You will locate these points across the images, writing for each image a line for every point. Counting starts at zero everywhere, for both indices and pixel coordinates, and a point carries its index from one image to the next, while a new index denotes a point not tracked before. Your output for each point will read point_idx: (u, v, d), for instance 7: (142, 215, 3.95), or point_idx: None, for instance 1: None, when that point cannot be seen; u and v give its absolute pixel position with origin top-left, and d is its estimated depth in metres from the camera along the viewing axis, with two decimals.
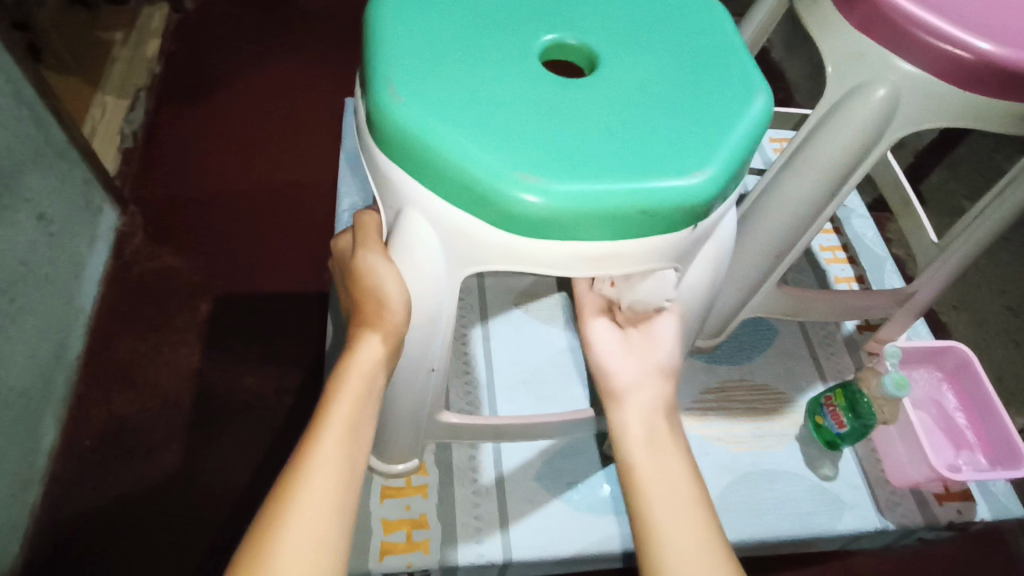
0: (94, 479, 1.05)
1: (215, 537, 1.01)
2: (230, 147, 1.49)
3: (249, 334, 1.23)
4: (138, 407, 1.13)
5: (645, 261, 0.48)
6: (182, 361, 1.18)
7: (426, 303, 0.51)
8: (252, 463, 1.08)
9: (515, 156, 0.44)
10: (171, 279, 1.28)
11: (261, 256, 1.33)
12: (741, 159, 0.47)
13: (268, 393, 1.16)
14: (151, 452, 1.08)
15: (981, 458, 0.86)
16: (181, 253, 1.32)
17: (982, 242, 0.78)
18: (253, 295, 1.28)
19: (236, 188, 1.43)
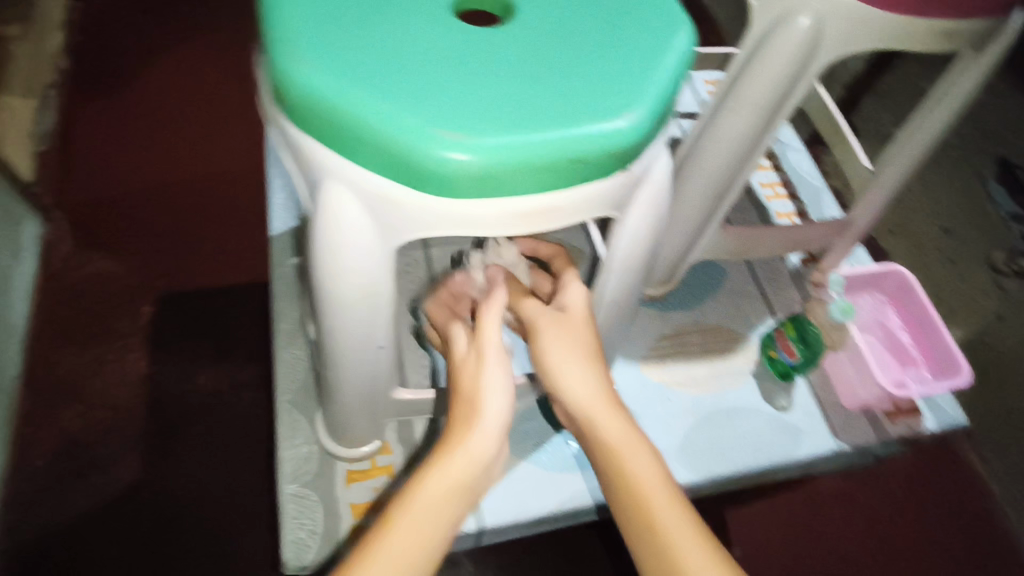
0: (50, 500, 1.01)
1: (187, 541, 0.99)
2: (152, 139, 1.41)
3: (198, 333, 1.18)
4: (87, 421, 1.08)
5: (582, 211, 0.47)
6: (129, 368, 1.14)
7: (359, 280, 0.48)
8: (217, 463, 1.05)
9: (433, 113, 0.41)
10: (105, 284, 1.21)
11: (200, 250, 1.27)
12: (668, 96, 0.46)
13: (226, 390, 1.13)
14: (108, 465, 1.05)
15: (926, 372, 0.89)
16: (113, 256, 1.24)
17: (911, 163, 0.79)
18: (196, 292, 1.22)
19: (164, 181, 1.35)
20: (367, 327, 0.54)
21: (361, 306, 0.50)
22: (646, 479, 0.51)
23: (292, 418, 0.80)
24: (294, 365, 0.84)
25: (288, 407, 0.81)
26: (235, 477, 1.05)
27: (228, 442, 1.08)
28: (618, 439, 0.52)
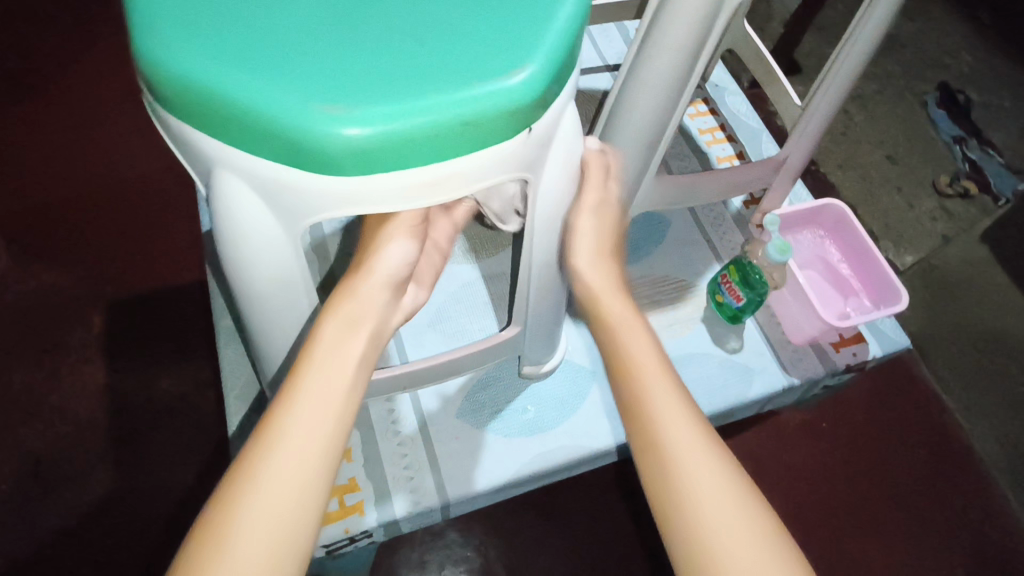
0: (25, 517, 1.03)
1: (170, 540, 1.02)
2: (79, 137, 1.34)
3: (156, 336, 1.17)
4: (51, 437, 1.09)
5: (488, 176, 0.46)
6: (88, 379, 1.13)
7: (270, 267, 0.47)
8: (190, 463, 1.07)
9: (314, 91, 0.39)
10: (51, 297, 1.19)
11: (144, 252, 1.23)
12: (562, 50, 0.44)
13: (191, 390, 1.13)
14: (80, 477, 1.06)
15: (866, 301, 0.92)
16: (54, 268, 1.21)
17: (841, 93, 0.80)
18: (147, 295, 1.20)
19: (97, 181, 1.29)
20: (291, 313, 0.53)
21: (275, 291, 0.49)
22: (668, 411, 0.54)
23: (242, 415, 0.79)
24: (239, 362, 0.82)
25: (238, 403, 0.80)
26: (208, 478, 1.06)
27: (199, 442, 1.09)
28: (638, 366, 0.56)
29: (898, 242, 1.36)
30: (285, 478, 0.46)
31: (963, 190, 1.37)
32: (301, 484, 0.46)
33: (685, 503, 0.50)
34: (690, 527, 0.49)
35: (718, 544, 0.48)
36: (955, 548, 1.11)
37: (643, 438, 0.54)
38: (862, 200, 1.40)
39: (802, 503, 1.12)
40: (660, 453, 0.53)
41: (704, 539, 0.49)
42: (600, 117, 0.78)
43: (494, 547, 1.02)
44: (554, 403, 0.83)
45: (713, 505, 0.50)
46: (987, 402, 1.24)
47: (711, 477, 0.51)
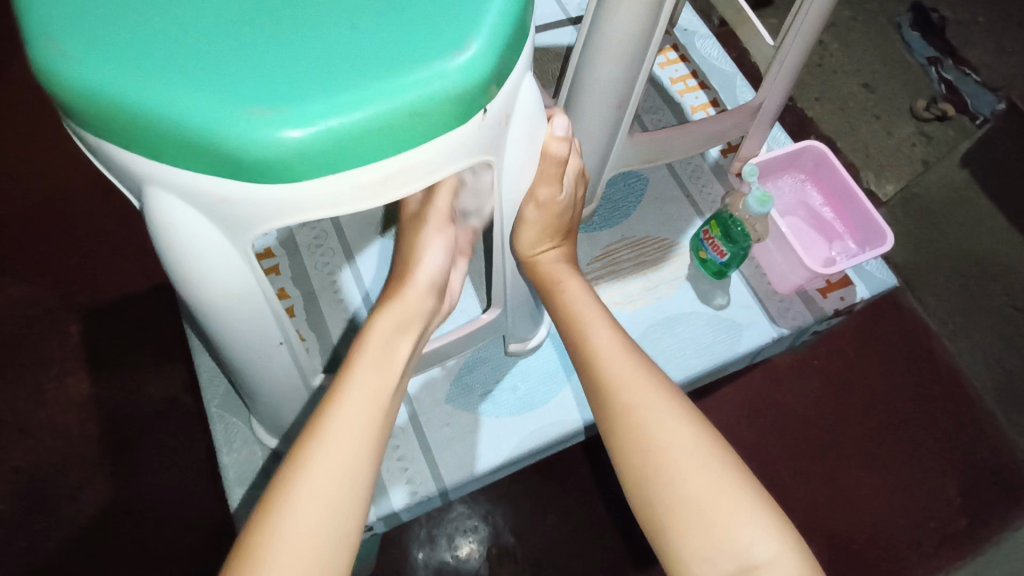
0: (26, 536, 1.02)
1: (177, 543, 1.01)
2: (27, 139, 1.26)
3: (136, 341, 1.13)
4: (42, 453, 1.06)
5: (444, 167, 0.43)
6: (73, 390, 1.10)
7: (226, 282, 0.45)
8: (186, 466, 1.06)
9: (239, 94, 0.36)
10: (22, 311, 1.15)
11: (113, 255, 1.18)
12: (510, 21, 0.41)
13: (181, 392, 1.11)
14: (77, 490, 1.04)
15: (851, 244, 0.90)
16: (20, 281, 1.16)
17: (815, 29, 0.76)
18: (122, 300, 1.16)
19: (52, 185, 1.23)
20: (258, 325, 0.51)
21: (235, 304, 0.47)
22: (608, 346, 0.58)
23: (226, 423, 0.77)
24: (215, 370, 0.80)
25: (221, 411, 0.78)
26: (208, 477, 1.06)
27: (193, 444, 1.08)
28: (580, 317, 0.61)
29: (879, 171, 1.33)
30: (325, 493, 0.48)
31: (941, 113, 1.36)
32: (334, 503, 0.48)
33: (637, 424, 0.54)
34: (642, 446, 0.53)
35: (670, 453, 0.52)
36: (949, 472, 1.13)
37: (589, 373, 0.58)
38: (842, 131, 1.37)
39: (800, 441, 1.13)
40: (604, 381, 0.56)
41: (655, 453, 0.52)
42: (565, 80, 0.74)
43: (502, 513, 1.03)
44: (545, 377, 0.82)
45: (658, 420, 0.53)
46: (975, 326, 1.24)
47: (655, 398, 0.55)
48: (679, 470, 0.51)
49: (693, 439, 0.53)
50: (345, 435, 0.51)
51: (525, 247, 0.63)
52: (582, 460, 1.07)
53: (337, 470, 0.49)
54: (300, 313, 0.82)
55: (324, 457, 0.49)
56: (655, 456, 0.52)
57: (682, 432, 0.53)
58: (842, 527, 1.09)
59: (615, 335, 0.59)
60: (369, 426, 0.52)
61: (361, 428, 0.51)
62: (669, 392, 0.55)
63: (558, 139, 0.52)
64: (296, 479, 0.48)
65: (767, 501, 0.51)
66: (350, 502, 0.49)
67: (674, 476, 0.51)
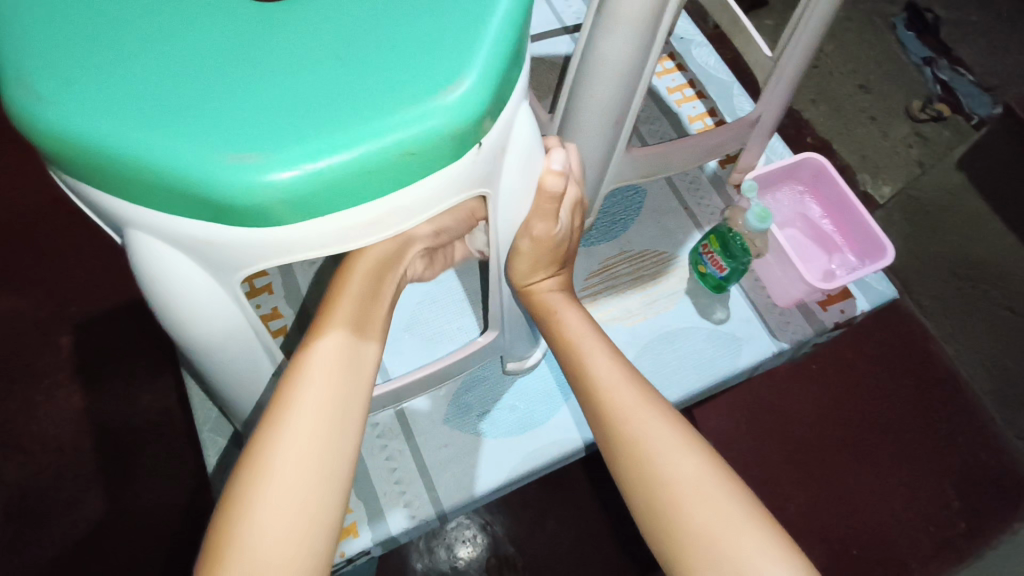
0: (17, 554, 1.00)
1: (171, 559, 1.00)
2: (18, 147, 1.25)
3: (130, 352, 1.12)
4: (34, 468, 1.05)
5: (438, 204, 0.42)
6: (66, 404, 1.09)
7: (214, 320, 0.44)
8: (181, 480, 1.05)
9: (224, 138, 0.35)
10: (15, 322, 1.13)
11: (106, 265, 1.17)
12: (504, 54, 0.40)
13: (175, 404, 1.09)
14: (70, 506, 1.02)
15: (851, 256, 0.89)
16: (11, 291, 1.15)
17: (813, 42, 0.76)
18: (114, 311, 1.14)
19: (45, 195, 1.21)
20: (248, 360, 0.50)
21: (223, 340, 0.46)
22: (611, 377, 0.57)
23: (219, 447, 0.76)
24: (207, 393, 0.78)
25: (213, 435, 0.76)
26: (202, 491, 1.04)
27: (188, 457, 1.06)
28: (577, 344, 0.60)
29: (876, 173, 1.32)
30: (306, 447, 0.46)
31: (936, 113, 1.35)
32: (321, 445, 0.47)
33: (642, 456, 0.53)
34: (650, 481, 0.52)
35: (678, 487, 0.51)
36: (950, 479, 1.12)
37: (591, 408, 0.57)
38: (837, 132, 1.36)
39: (799, 446, 1.13)
40: (606, 415, 0.55)
41: (663, 488, 0.51)
42: (560, 99, 0.73)
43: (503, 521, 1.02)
44: (543, 395, 0.81)
45: (663, 452, 0.52)
46: (973, 330, 1.24)
47: (659, 431, 0.54)
48: (688, 505, 0.50)
49: (703, 472, 0.52)
50: (312, 418, 0.47)
51: (520, 277, 0.61)
52: (580, 468, 1.06)
53: (322, 416, 0.48)
54: (293, 335, 0.80)
55: (288, 448, 0.46)
56: (663, 492, 0.51)
57: (691, 466, 0.52)
58: (843, 532, 1.08)
59: (615, 362, 0.59)
60: (335, 410, 0.48)
61: (333, 405, 0.48)
62: (673, 424, 0.54)
63: (555, 173, 0.50)
64: (274, 427, 0.47)
65: (778, 531, 0.51)
66: (327, 492, 0.46)
67: (682, 512, 0.50)
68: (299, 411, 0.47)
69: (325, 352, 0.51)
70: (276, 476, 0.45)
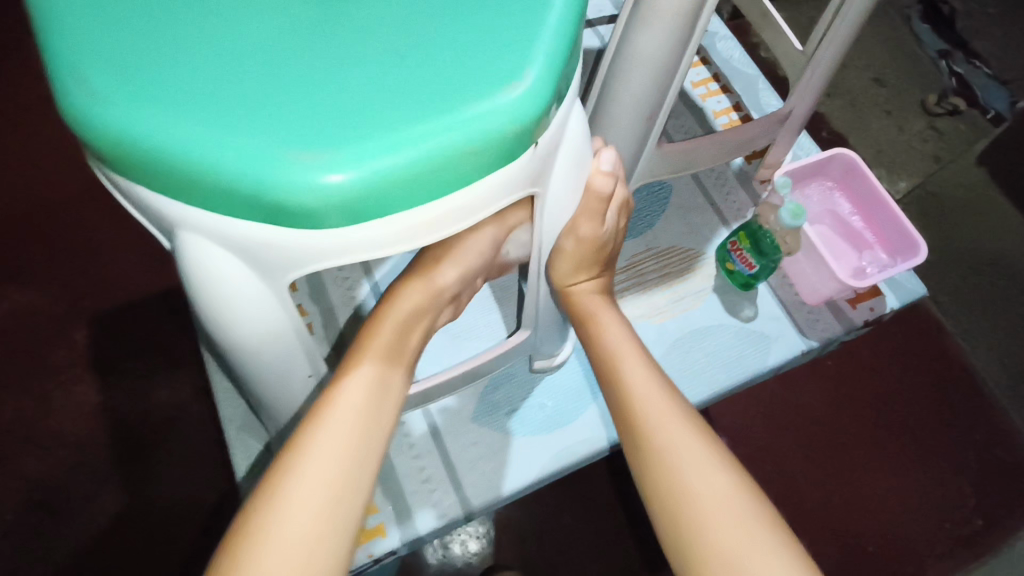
0: (38, 549, 1.00)
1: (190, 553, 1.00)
2: (30, 142, 1.23)
3: (146, 347, 1.11)
4: (53, 462, 1.04)
5: (492, 204, 0.42)
6: (82, 398, 1.08)
7: (263, 321, 0.43)
8: (201, 475, 1.04)
9: (284, 138, 0.35)
10: (30, 318, 1.12)
11: (121, 261, 1.16)
12: (562, 53, 0.39)
13: (190, 399, 1.09)
14: (89, 499, 1.02)
15: (881, 254, 0.88)
16: (26, 287, 1.14)
17: (849, 36, 0.74)
18: (130, 307, 1.13)
19: (57, 191, 1.20)
20: (291, 360, 0.49)
21: (269, 342, 0.46)
22: (644, 387, 0.57)
23: (245, 445, 0.75)
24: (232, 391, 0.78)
25: (240, 434, 0.76)
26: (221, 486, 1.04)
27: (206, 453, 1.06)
28: (612, 351, 0.59)
29: (892, 167, 1.30)
30: (327, 468, 0.46)
31: (952, 107, 1.33)
32: (341, 471, 0.47)
33: (670, 469, 0.52)
34: (674, 496, 0.51)
35: (703, 504, 0.50)
36: (968, 478, 1.11)
37: (622, 417, 0.56)
38: (854, 127, 1.34)
39: (815, 441, 1.12)
40: (636, 424, 0.55)
41: (686, 502, 0.51)
42: (592, 92, 0.72)
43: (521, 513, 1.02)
44: (571, 393, 0.80)
45: (692, 467, 0.52)
46: (992, 327, 1.22)
47: (688, 445, 0.53)
48: (709, 520, 0.50)
49: (730, 492, 0.51)
50: (334, 441, 0.48)
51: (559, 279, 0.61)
52: (600, 466, 1.05)
53: (346, 441, 0.48)
54: (318, 330, 0.80)
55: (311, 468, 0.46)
56: (688, 509, 0.50)
57: (719, 485, 0.51)
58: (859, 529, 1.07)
59: (647, 371, 0.58)
60: (359, 438, 0.49)
61: (356, 435, 0.49)
62: (703, 438, 0.54)
63: (603, 174, 0.50)
64: (301, 445, 0.47)
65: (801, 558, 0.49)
66: (342, 517, 0.46)
67: (706, 528, 0.49)
68: (324, 435, 0.48)
69: (353, 385, 0.51)
70: (299, 483, 0.45)
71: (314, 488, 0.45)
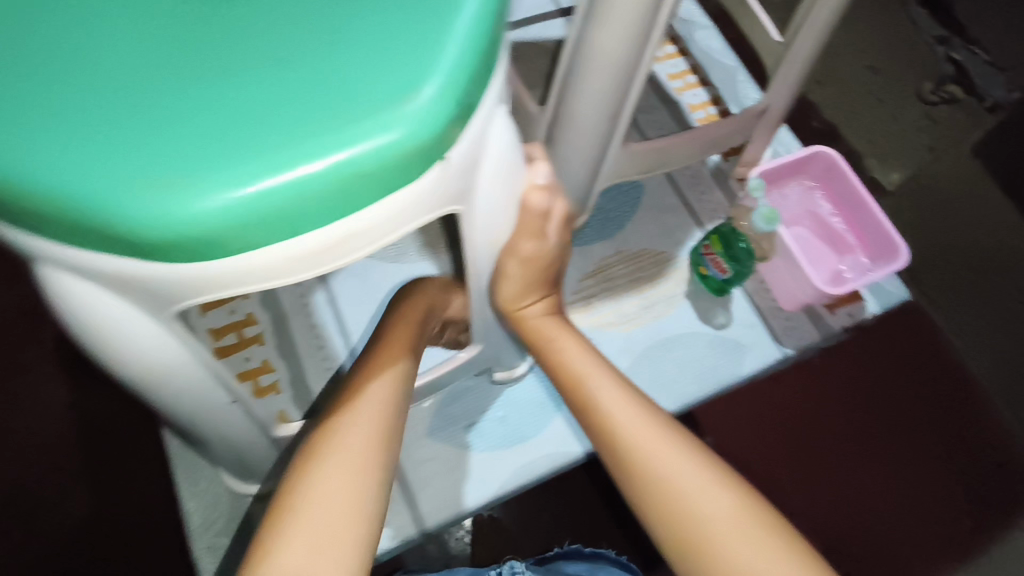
0: None
1: None
2: None
3: None
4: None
5: (396, 229, 0.38)
6: (52, 391, 0.81)
7: (157, 355, 0.41)
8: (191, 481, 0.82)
9: (145, 165, 0.32)
10: None
11: None
12: (465, 62, 0.35)
13: None
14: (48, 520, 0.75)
15: (862, 257, 0.84)
16: None
17: (828, 27, 0.70)
18: None
19: None
20: (204, 392, 0.46)
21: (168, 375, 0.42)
22: (623, 412, 0.51)
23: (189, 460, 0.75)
24: None
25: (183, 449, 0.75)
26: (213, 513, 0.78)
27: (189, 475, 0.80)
28: (579, 374, 0.54)
29: (885, 157, 1.20)
30: (336, 498, 0.44)
31: (949, 95, 1.24)
32: (348, 499, 0.45)
33: (671, 498, 0.47)
34: (685, 528, 0.46)
35: (715, 530, 0.45)
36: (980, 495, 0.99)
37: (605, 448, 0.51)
38: (846, 115, 1.23)
39: None
40: (622, 453, 0.50)
41: (697, 530, 0.45)
42: (552, 90, 0.68)
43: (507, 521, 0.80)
44: (532, 405, 0.76)
45: (693, 490, 0.47)
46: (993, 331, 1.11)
47: (687, 469, 0.48)
48: (731, 549, 0.44)
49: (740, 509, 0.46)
50: (343, 467, 0.46)
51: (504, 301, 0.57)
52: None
53: (353, 466, 0.46)
54: None
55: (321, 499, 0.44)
56: (700, 540, 0.45)
57: (727, 506, 0.46)
58: (861, 545, 0.95)
59: (617, 390, 0.53)
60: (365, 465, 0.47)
61: (363, 461, 0.47)
62: (699, 460, 0.49)
63: (539, 188, 0.47)
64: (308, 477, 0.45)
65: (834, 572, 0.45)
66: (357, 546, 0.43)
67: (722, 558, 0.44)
68: (333, 463, 0.46)
69: (362, 411, 0.49)
70: (299, 534, 0.42)
71: (325, 519, 0.43)
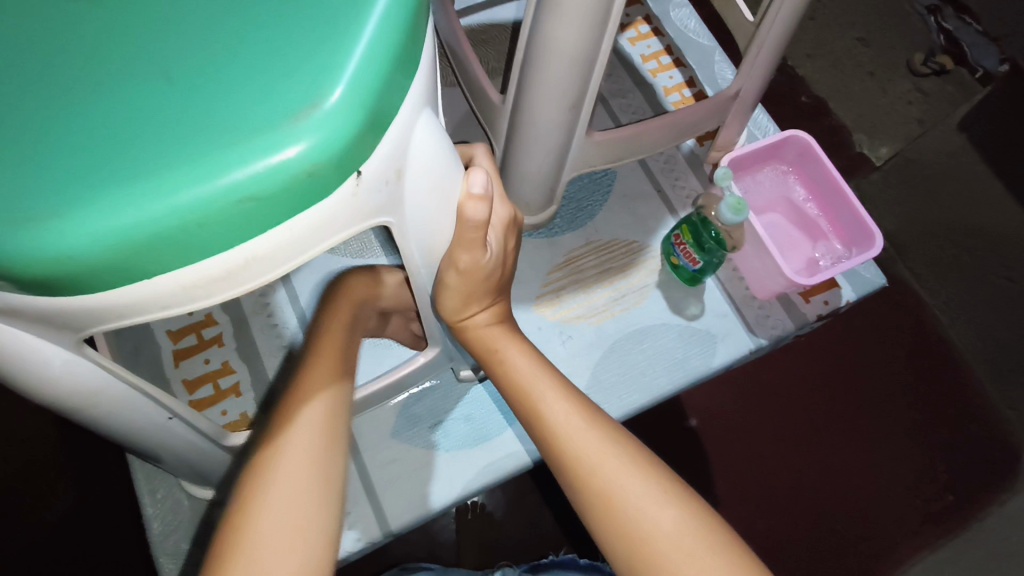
0: None
1: None
2: None
3: None
4: None
5: (310, 248, 0.37)
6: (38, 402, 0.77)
7: (70, 382, 0.39)
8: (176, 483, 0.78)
9: (23, 198, 0.30)
10: None
11: None
12: (366, 73, 0.33)
13: None
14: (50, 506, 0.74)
15: (837, 244, 0.82)
16: None
17: (797, 8, 0.66)
18: None
19: None
20: (131, 414, 0.45)
21: (89, 401, 0.41)
22: (568, 424, 0.51)
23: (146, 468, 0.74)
24: None
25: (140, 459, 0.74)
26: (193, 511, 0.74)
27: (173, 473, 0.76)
28: (526, 391, 0.54)
29: (872, 132, 1.12)
30: (290, 499, 0.43)
31: (939, 67, 1.14)
32: (308, 499, 0.44)
33: (618, 512, 0.47)
34: (631, 540, 0.46)
35: (657, 543, 0.45)
36: (966, 482, 0.95)
37: (555, 462, 0.51)
38: (836, 90, 1.15)
39: (804, 441, 0.96)
40: (570, 471, 0.50)
41: (641, 543, 0.46)
42: (510, 80, 0.65)
43: (493, 508, 0.84)
44: (497, 404, 0.75)
45: (639, 503, 0.47)
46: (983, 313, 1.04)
47: (631, 481, 0.48)
48: (674, 565, 0.44)
49: (683, 520, 0.46)
50: (298, 466, 0.45)
51: (450, 313, 0.56)
52: (529, 479, 0.86)
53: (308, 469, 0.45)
54: (230, 341, 0.76)
55: (273, 504, 0.43)
56: (643, 553, 0.45)
57: (672, 519, 0.46)
58: (841, 528, 0.92)
59: (562, 401, 0.53)
60: (320, 463, 0.46)
61: (316, 459, 0.46)
62: (644, 472, 0.48)
63: (476, 199, 0.44)
64: (259, 481, 0.44)
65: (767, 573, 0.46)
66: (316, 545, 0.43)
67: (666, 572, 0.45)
68: (286, 462, 0.45)
69: (314, 406, 0.49)
70: (258, 541, 0.41)
71: (281, 521, 0.42)
